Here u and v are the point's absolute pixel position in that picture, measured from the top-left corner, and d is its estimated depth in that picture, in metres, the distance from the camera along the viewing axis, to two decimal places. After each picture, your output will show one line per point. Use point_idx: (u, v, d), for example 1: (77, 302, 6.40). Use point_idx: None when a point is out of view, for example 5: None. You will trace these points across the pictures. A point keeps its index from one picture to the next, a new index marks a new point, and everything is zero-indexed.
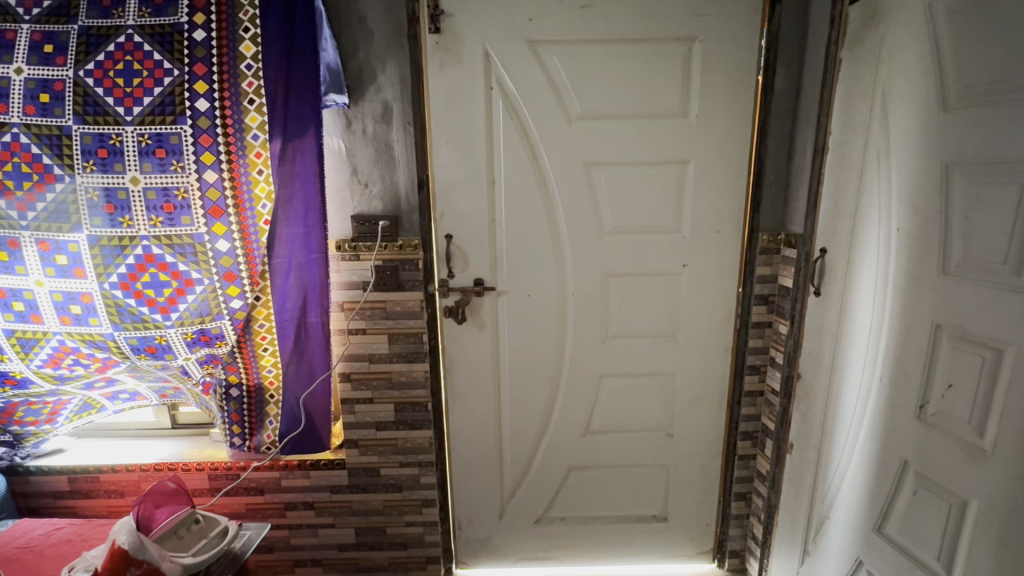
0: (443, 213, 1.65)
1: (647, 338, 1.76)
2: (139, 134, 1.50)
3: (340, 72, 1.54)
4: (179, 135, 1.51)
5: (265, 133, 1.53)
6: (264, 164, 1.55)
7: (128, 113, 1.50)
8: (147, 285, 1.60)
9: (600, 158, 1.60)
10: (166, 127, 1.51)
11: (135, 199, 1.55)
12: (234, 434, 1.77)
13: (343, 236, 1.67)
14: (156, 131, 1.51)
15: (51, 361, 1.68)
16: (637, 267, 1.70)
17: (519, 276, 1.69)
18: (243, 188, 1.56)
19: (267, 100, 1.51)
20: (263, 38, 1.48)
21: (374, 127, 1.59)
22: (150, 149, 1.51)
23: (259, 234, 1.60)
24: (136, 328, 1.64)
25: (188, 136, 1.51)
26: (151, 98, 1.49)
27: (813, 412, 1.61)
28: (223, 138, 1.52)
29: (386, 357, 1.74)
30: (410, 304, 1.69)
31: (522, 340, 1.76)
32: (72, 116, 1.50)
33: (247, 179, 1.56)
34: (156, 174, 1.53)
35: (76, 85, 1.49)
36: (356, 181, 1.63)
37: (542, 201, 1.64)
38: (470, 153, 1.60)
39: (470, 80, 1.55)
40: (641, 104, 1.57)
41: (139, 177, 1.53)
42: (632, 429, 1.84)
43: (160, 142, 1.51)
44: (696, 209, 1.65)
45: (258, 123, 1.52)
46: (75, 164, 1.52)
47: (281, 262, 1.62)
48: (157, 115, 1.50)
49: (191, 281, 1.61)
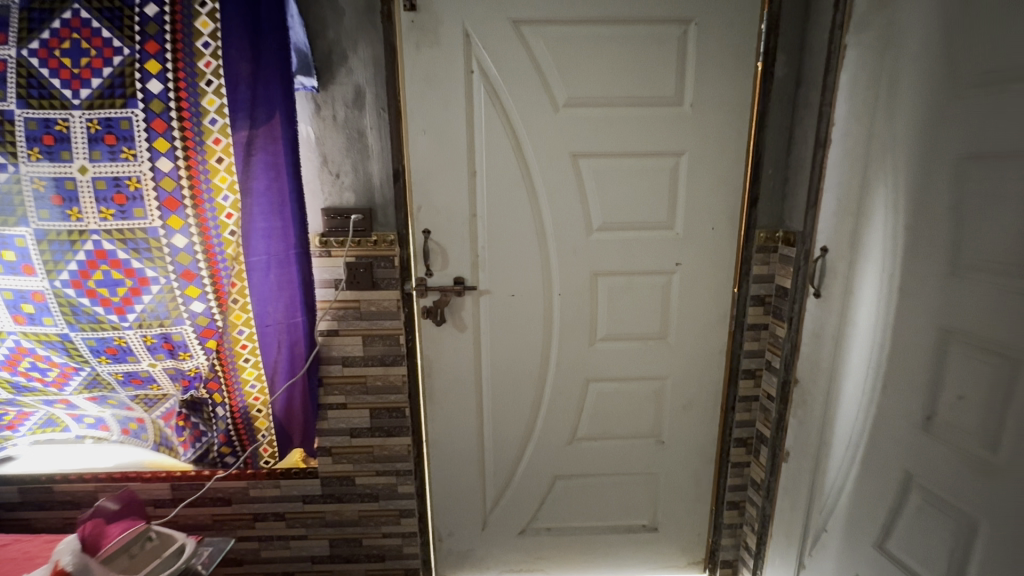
0: (420, 206, 1.54)
1: (638, 340, 1.67)
2: (87, 120, 1.39)
3: (309, 53, 1.43)
4: (130, 120, 1.40)
5: (223, 116, 1.42)
6: (222, 151, 1.44)
7: (75, 96, 1.38)
8: (99, 284, 1.48)
9: (589, 148, 1.50)
10: (117, 111, 1.39)
11: (83, 189, 1.42)
12: (225, 456, 1.63)
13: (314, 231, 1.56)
14: (106, 116, 1.39)
15: (8, 363, 1.56)
16: (628, 266, 1.60)
17: (502, 274, 1.59)
18: (201, 178, 1.45)
19: (226, 82, 1.40)
20: (221, 12, 1.36)
21: (345, 114, 1.48)
22: (99, 136, 1.40)
23: (218, 227, 1.49)
24: (93, 329, 1.52)
25: (140, 122, 1.40)
26: (101, 80, 1.37)
27: (809, 420, 1.52)
28: (177, 121, 1.41)
29: (360, 360, 1.64)
30: (385, 304, 1.58)
31: (506, 342, 1.66)
32: (15, 100, 1.37)
33: (204, 167, 1.45)
34: (106, 163, 1.42)
35: (19, 65, 1.36)
36: (327, 171, 1.52)
37: (527, 195, 1.53)
38: (448, 143, 1.49)
39: (448, 63, 1.44)
40: (632, 90, 1.47)
41: (87, 167, 1.41)
42: (621, 436, 1.76)
43: (108, 127, 1.40)
44: (690, 204, 1.56)
45: (216, 106, 1.41)
46: (18, 153, 1.39)
47: (259, 261, 1.50)
48: (107, 99, 1.38)
49: (147, 280, 1.50)
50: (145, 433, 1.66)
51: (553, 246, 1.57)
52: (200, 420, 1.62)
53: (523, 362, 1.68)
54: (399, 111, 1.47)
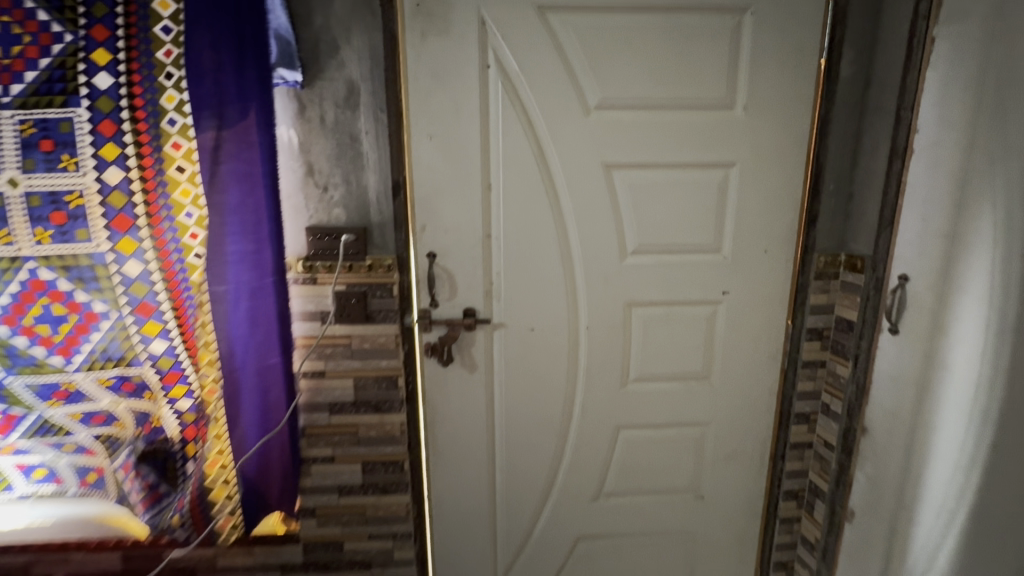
0: (423, 225, 1.29)
1: (677, 380, 1.44)
2: (19, 122, 1.14)
3: (293, 44, 1.19)
4: (72, 122, 1.15)
5: (185, 117, 1.18)
6: (183, 159, 1.20)
7: (4, 92, 1.12)
8: (37, 320, 1.22)
9: (625, 158, 1.28)
10: (55, 111, 1.14)
11: (13, 206, 1.17)
12: (178, 527, 1.37)
13: (294, 256, 1.31)
14: (42, 117, 1.14)
15: None
16: (668, 295, 1.37)
17: (520, 305, 1.35)
18: (158, 191, 1.20)
19: (188, 74, 1.16)
20: None
21: (336, 115, 1.24)
22: (33, 142, 1.15)
23: (181, 250, 1.24)
24: (33, 373, 1.25)
25: (84, 123, 1.15)
26: (36, 73, 1.12)
27: (883, 478, 1.28)
28: (129, 123, 1.16)
29: (351, 406, 1.39)
30: (381, 341, 1.34)
31: (524, 383, 1.41)
32: None
33: (161, 178, 1.20)
34: (42, 174, 1.16)
35: None
36: (312, 182, 1.27)
37: (551, 213, 1.30)
38: (458, 150, 1.26)
39: (460, 57, 1.21)
40: (676, 91, 1.25)
41: (19, 179, 1.16)
42: (655, 489, 1.52)
43: (45, 131, 1.15)
44: (740, 224, 1.34)
45: (176, 103, 1.17)
46: None
47: (225, 290, 1.26)
48: (43, 96, 1.13)
49: (95, 315, 1.23)
50: (106, 486, 1.33)
51: (580, 272, 1.34)
52: (163, 481, 1.33)
53: (545, 406, 1.43)
54: (401, 112, 1.24)
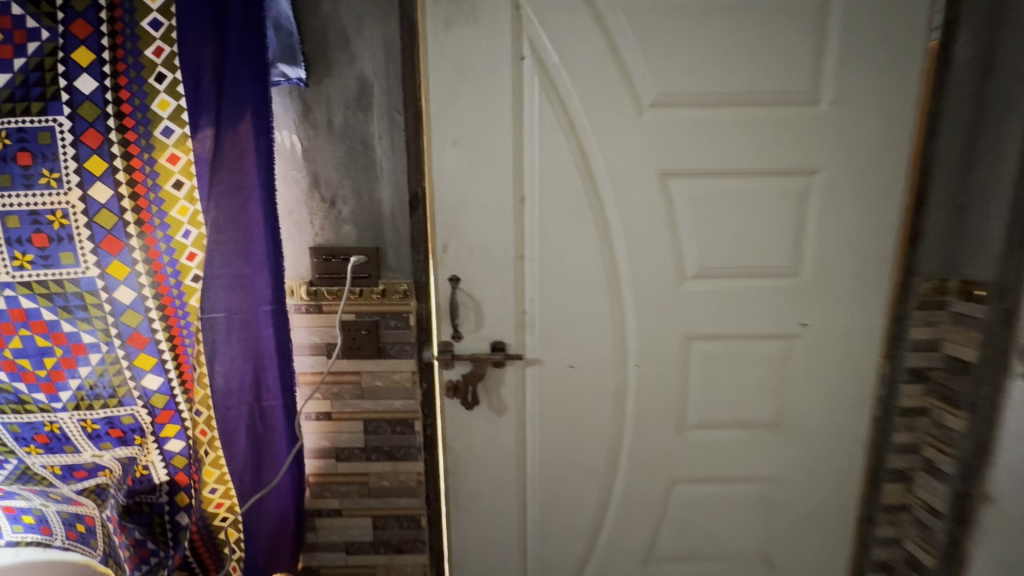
0: (444, 244, 1.10)
1: (745, 427, 1.21)
2: None
3: (296, 35, 1.03)
4: (52, 131, 1.00)
5: (183, 127, 1.02)
6: (182, 172, 1.04)
7: None
8: (18, 353, 1.06)
9: (684, 165, 1.07)
10: (34, 119, 1.00)
11: None
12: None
13: (299, 279, 1.15)
14: (19, 125, 1.00)
15: None
16: (735, 326, 1.14)
17: (557, 338, 1.15)
18: (152, 210, 1.05)
19: (185, 75, 1.01)
20: None
21: (345, 117, 1.07)
22: (9, 154, 1.00)
23: (178, 273, 1.08)
24: (13, 413, 1.09)
25: (66, 132, 1.01)
26: (9, 75, 0.98)
27: (1015, 564, 1.02)
28: (116, 133, 1.01)
29: (360, 453, 1.20)
30: (395, 378, 1.16)
31: (561, 429, 1.20)
32: None
33: (156, 195, 1.04)
34: (20, 191, 1.02)
35: None
36: (317, 196, 1.10)
37: (594, 230, 1.10)
38: (486, 157, 1.07)
39: (490, 47, 1.03)
40: (748, 83, 1.04)
41: None
42: (716, 555, 1.28)
43: (22, 142, 1.00)
44: (825, 243, 1.11)
45: (172, 110, 1.01)
46: None
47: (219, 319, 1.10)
48: (19, 102, 0.99)
49: (81, 347, 1.07)
50: (95, 539, 1.04)
51: (630, 299, 1.13)
52: (151, 537, 1.17)
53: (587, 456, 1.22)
54: (420, 113, 1.06)
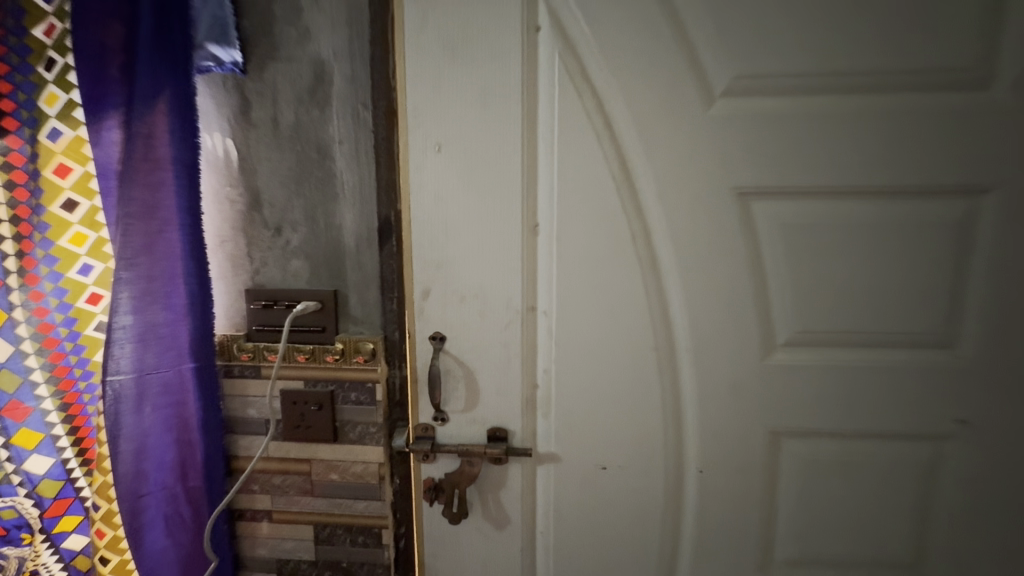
0: (424, 289, 0.79)
1: (862, 568, 0.81)
2: None
3: (231, 5, 0.76)
4: None
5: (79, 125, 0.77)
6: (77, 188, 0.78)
7: None
8: None
9: (773, 181, 0.73)
10: None
11: None
12: None
13: (232, 330, 0.85)
14: None
15: None
16: (849, 419, 0.77)
17: (583, 425, 0.80)
18: (36, 238, 0.77)
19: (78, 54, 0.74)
20: None
21: (295, 115, 0.79)
22: None
23: (73, 321, 0.80)
24: None
25: None
26: None
27: None
28: None
29: (308, 569, 0.89)
30: (356, 473, 0.85)
31: (589, 555, 0.84)
32: None
33: (41, 218, 0.76)
34: None
35: None
36: (257, 220, 0.82)
37: (639, 274, 0.76)
38: (485, 170, 0.76)
39: (492, 15, 0.73)
40: (875, 61, 0.70)
41: None
42: None
43: None
44: (996, 300, 0.73)
45: (63, 105, 0.76)
46: None
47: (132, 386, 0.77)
48: None
49: None
50: None
51: (690, 375, 0.78)
52: None
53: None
54: (393, 108, 0.76)
